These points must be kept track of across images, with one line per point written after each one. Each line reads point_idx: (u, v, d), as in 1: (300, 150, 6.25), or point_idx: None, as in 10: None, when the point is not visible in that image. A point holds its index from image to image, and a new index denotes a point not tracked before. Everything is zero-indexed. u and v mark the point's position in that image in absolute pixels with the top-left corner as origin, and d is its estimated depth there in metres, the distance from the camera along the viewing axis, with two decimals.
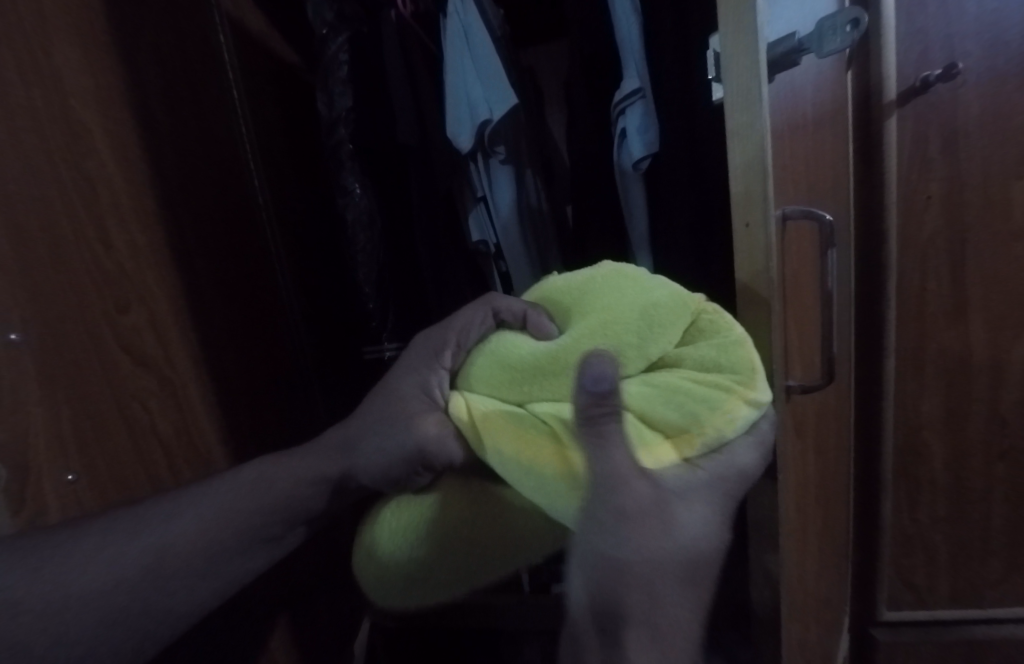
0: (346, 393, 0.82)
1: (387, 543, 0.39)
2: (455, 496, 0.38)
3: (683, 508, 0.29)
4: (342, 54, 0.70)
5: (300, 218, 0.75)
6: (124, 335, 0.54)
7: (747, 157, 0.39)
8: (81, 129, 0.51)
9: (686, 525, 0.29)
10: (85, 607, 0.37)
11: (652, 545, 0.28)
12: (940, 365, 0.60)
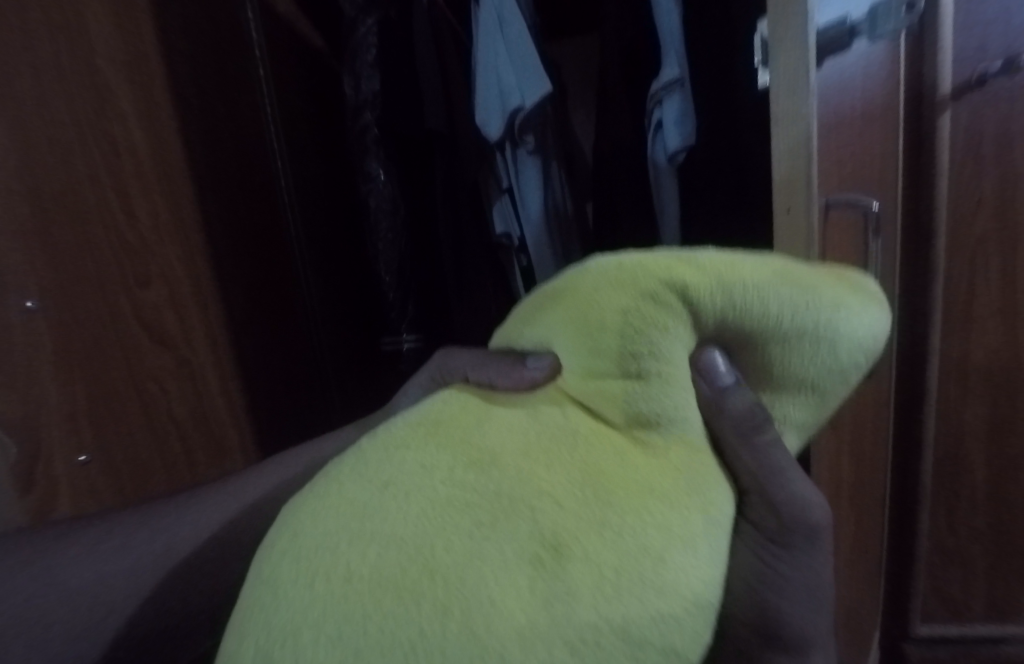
0: (356, 381, 0.78)
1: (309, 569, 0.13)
2: (417, 503, 0.14)
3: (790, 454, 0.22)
4: (371, 36, 0.67)
5: (321, 202, 0.73)
6: (143, 311, 0.54)
7: (791, 143, 0.35)
8: (107, 102, 0.51)
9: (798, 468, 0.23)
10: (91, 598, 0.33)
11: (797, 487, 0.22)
12: (986, 373, 0.58)
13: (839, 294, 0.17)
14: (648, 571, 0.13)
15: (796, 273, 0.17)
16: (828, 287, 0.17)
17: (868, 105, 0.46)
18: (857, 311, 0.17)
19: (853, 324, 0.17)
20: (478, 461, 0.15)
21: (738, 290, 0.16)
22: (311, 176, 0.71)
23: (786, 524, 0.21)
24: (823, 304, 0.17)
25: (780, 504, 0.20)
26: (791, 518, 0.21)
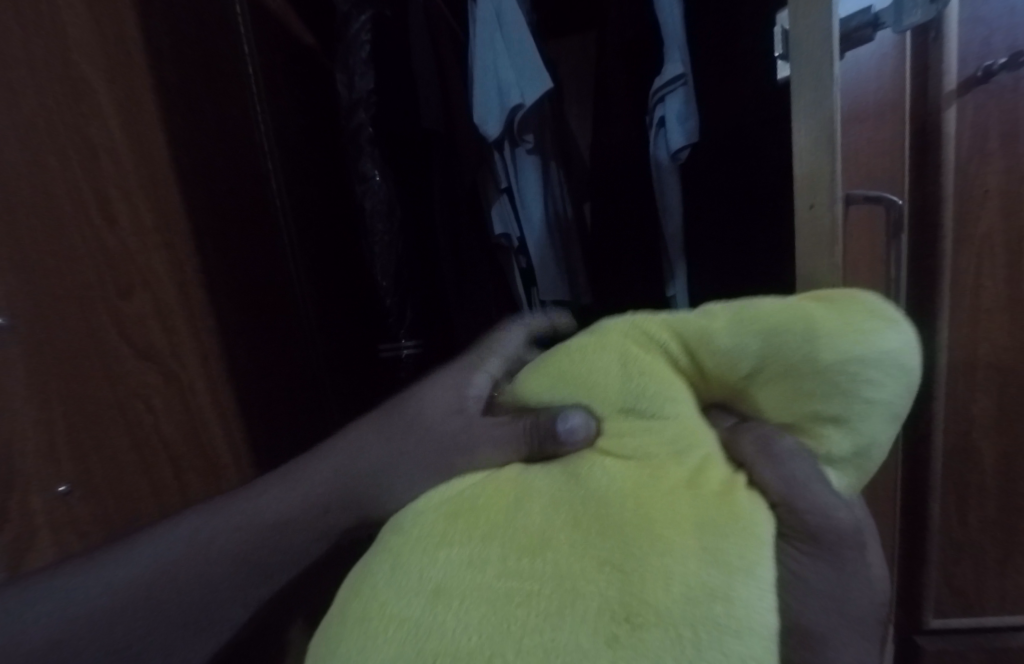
0: (353, 387, 0.76)
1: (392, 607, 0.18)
2: (478, 598, 0.17)
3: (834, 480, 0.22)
4: (364, 33, 0.65)
5: (314, 205, 0.71)
6: (127, 324, 0.50)
7: (815, 137, 0.30)
8: (87, 102, 0.48)
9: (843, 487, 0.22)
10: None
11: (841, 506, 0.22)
12: (994, 367, 0.58)
13: (852, 333, 0.20)
14: (716, 606, 0.16)
15: (771, 327, 0.20)
16: (844, 324, 0.20)
17: (878, 100, 0.46)
18: (836, 351, 0.20)
19: (829, 361, 0.20)
20: (527, 547, 0.18)
21: (720, 353, 0.21)
22: (303, 177, 0.69)
23: (824, 540, 0.21)
24: (800, 352, 0.20)
25: (830, 551, 0.21)
26: (830, 535, 0.21)
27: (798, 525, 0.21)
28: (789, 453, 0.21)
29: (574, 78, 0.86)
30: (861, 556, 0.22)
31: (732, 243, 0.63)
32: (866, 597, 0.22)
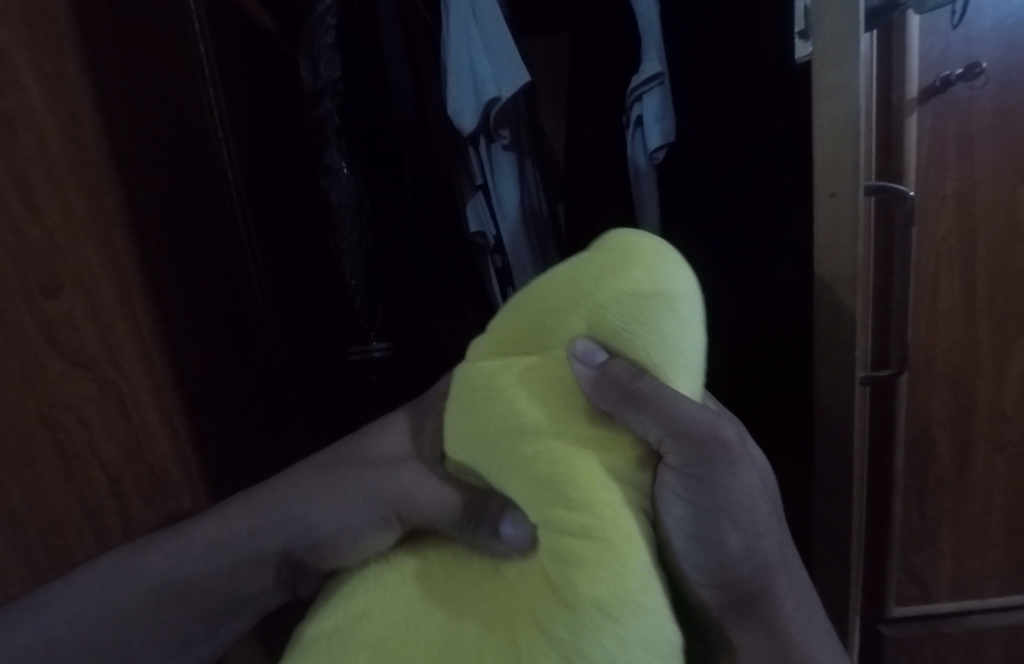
0: (316, 386, 0.73)
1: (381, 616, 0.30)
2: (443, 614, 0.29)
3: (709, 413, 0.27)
4: (331, 18, 0.61)
5: (270, 196, 0.66)
6: (52, 328, 0.43)
7: (839, 119, 0.35)
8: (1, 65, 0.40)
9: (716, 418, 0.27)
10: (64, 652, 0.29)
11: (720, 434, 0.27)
12: (950, 363, 0.61)
13: (618, 271, 0.27)
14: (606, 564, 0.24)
15: (574, 301, 0.28)
16: (610, 268, 0.27)
17: None
18: (622, 284, 0.26)
19: (624, 290, 0.26)
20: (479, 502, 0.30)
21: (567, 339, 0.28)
22: (260, 167, 0.64)
23: (700, 471, 0.26)
24: (604, 297, 0.27)
25: (717, 460, 0.26)
26: (702, 459, 0.26)
27: (681, 459, 0.26)
28: (648, 384, 0.26)
29: (543, 78, 0.85)
30: (741, 450, 0.27)
31: (713, 244, 0.63)
32: (758, 478, 0.28)
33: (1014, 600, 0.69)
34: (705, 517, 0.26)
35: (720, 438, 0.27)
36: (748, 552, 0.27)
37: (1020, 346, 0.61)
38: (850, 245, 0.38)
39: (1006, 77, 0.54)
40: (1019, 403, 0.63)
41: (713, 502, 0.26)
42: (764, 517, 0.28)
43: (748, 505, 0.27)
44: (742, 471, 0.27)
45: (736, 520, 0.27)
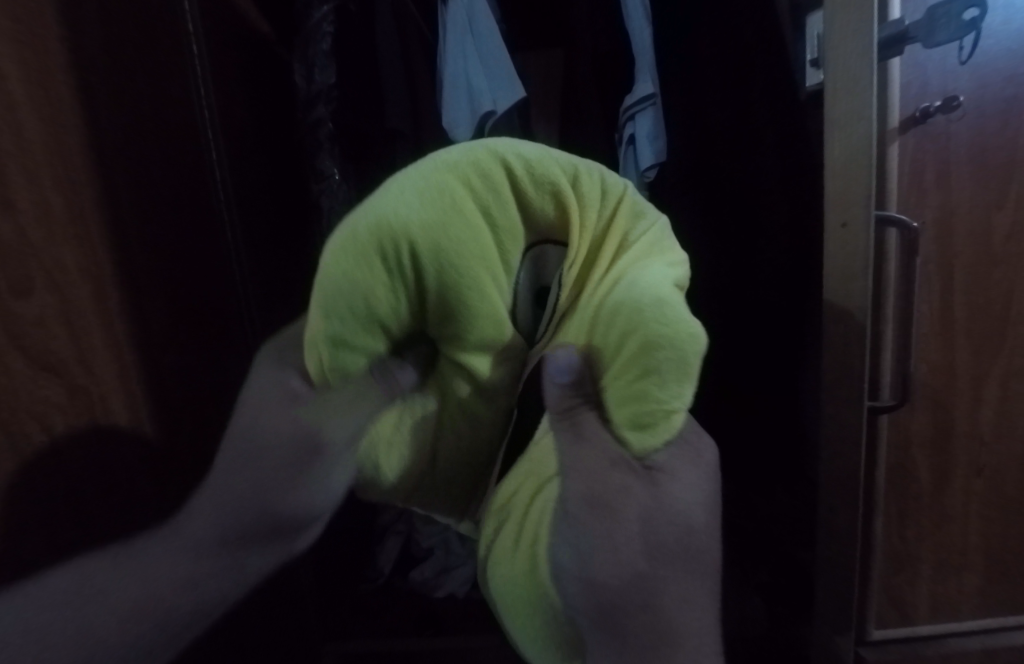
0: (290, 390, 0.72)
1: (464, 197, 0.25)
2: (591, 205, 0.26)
3: (653, 492, 0.27)
4: (326, 25, 0.62)
5: (263, 207, 0.68)
6: (20, 329, 0.40)
7: (854, 147, 0.35)
8: None
9: (657, 501, 0.27)
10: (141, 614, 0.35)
11: (642, 500, 0.27)
12: (928, 384, 0.63)
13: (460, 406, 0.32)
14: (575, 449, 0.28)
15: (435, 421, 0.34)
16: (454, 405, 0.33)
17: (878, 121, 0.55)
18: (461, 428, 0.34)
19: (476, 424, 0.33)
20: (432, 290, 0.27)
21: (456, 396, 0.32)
22: (248, 175, 0.65)
23: (593, 513, 0.26)
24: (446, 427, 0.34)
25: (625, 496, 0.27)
26: (608, 504, 0.26)
27: (618, 502, 0.27)
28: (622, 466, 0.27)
29: (535, 93, 0.86)
30: (674, 494, 0.28)
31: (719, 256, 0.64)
32: (664, 531, 0.28)
33: (990, 624, 0.70)
34: (592, 550, 0.26)
35: (639, 503, 0.27)
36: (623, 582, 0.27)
37: (992, 371, 0.62)
38: (862, 282, 0.37)
39: (980, 110, 0.56)
40: (995, 425, 0.64)
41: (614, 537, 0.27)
42: (660, 587, 0.28)
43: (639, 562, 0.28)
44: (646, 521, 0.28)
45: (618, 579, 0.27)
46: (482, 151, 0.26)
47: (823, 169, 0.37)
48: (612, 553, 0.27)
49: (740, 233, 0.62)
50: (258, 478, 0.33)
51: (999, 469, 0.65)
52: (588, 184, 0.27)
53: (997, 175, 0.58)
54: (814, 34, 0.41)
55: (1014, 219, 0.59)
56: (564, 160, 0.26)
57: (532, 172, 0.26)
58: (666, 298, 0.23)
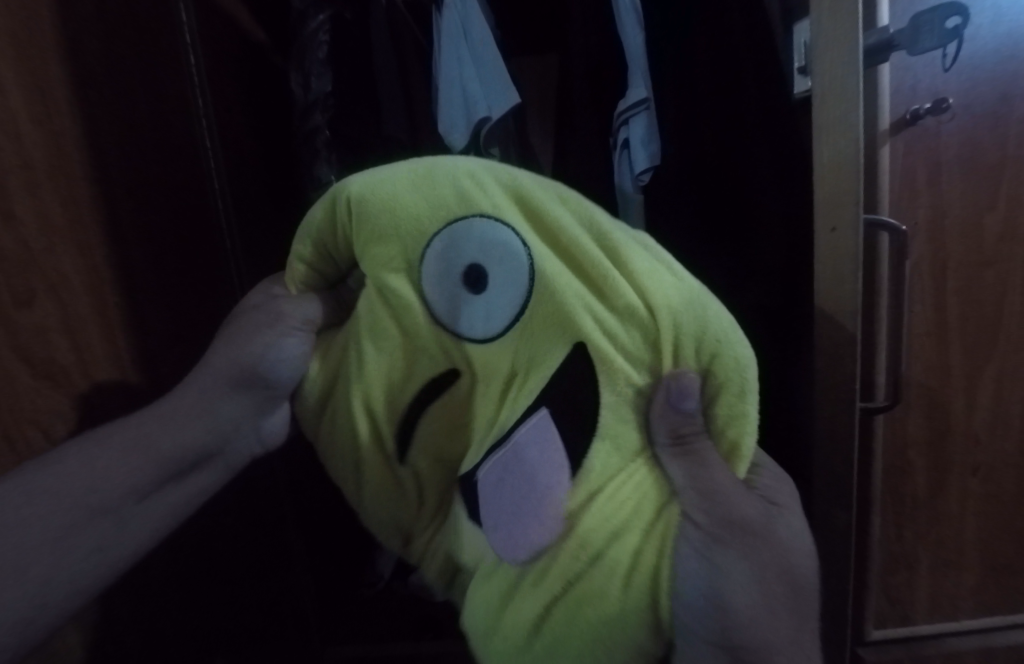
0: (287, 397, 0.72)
1: (418, 180, 0.33)
2: (557, 211, 0.32)
3: (779, 521, 0.32)
4: (323, 34, 0.63)
5: (260, 214, 0.68)
6: (25, 340, 0.41)
7: (839, 155, 0.36)
8: None
9: (784, 531, 0.31)
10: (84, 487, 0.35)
11: (775, 528, 0.31)
12: (924, 385, 0.63)
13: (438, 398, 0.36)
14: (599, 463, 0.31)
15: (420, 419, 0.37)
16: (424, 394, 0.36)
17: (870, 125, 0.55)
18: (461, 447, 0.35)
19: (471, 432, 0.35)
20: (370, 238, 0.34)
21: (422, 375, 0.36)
22: (246, 184, 0.65)
23: (728, 529, 0.29)
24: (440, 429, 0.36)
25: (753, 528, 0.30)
26: (740, 523, 0.30)
27: (743, 520, 0.30)
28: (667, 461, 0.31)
29: (531, 97, 0.87)
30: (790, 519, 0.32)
31: (717, 261, 0.64)
32: (794, 554, 0.31)
33: (990, 623, 0.70)
34: (738, 569, 0.29)
35: (774, 530, 0.31)
36: (769, 611, 0.29)
37: (987, 370, 0.63)
38: (851, 286, 0.38)
39: (970, 112, 0.57)
40: (990, 424, 0.65)
41: (757, 554, 0.30)
42: (792, 613, 0.30)
43: (778, 574, 0.30)
44: (775, 536, 0.31)
45: (767, 595, 0.29)
46: (454, 160, 0.34)
47: (813, 176, 0.37)
48: (759, 572, 0.29)
49: (735, 238, 0.63)
50: (229, 344, 0.37)
51: (995, 468, 0.66)
52: (552, 198, 0.33)
53: (988, 176, 0.58)
54: (801, 43, 0.41)
55: (1005, 220, 0.59)
56: (523, 177, 0.33)
57: (481, 172, 0.33)
58: (732, 327, 0.31)
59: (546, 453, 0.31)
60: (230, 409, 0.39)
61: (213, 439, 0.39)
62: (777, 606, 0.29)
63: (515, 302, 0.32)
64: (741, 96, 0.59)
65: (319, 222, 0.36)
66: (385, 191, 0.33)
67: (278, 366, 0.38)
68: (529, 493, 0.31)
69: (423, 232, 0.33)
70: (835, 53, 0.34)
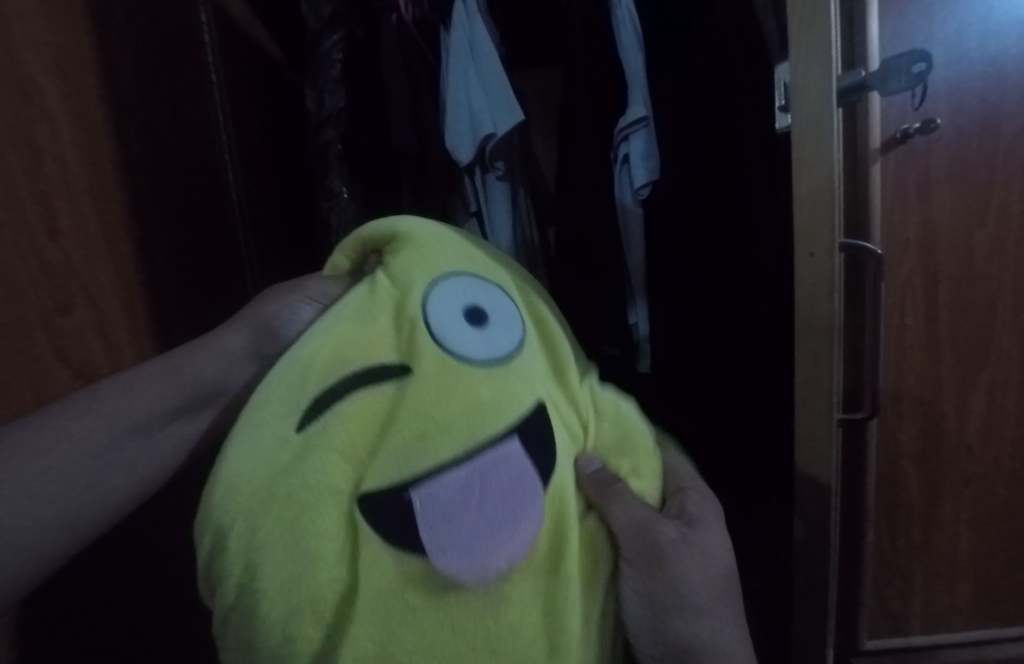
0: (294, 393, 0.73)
1: (466, 246, 0.37)
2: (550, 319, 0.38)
3: (701, 535, 0.33)
4: (336, 53, 0.67)
5: (274, 224, 0.71)
6: (65, 343, 0.44)
7: (818, 183, 0.37)
8: (34, 94, 0.42)
9: (708, 545, 0.33)
10: (94, 425, 0.32)
11: (702, 547, 0.32)
12: (917, 396, 0.64)
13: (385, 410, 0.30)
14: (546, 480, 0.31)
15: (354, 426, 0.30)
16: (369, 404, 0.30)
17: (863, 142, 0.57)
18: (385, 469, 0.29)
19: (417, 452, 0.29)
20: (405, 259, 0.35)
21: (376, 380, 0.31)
22: (262, 194, 0.68)
23: (653, 560, 0.31)
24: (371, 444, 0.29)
25: (682, 548, 0.32)
26: (666, 555, 0.31)
27: (666, 552, 0.31)
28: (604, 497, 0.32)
29: (534, 110, 0.89)
30: (710, 531, 0.33)
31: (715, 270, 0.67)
32: (718, 569, 0.32)
33: (986, 636, 0.71)
34: (674, 605, 0.31)
35: (702, 550, 0.32)
36: (703, 635, 0.31)
37: (980, 382, 0.64)
38: (829, 305, 0.40)
39: (959, 131, 0.59)
40: (983, 435, 0.66)
41: (688, 585, 0.31)
42: (719, 634, 0.31)
43: (708, 594, 0.32)
44: (700, 552, 0.32)
45: (701, 626, 0.31)
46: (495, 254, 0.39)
47: (792, 199, 0.39)
48: (694, 608, 0.31)
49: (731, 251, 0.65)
50: (265, 306, 0.37)
51: (988, 480, 0.67)
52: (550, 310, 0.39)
53: (978, 193, 0.60)
54: (781, 82, 0.44)
55: (995, 236, 0.61)
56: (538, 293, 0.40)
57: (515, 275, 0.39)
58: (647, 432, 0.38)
59: (527, 480, 0.30)
60: (230, 349, 0.36)
61: (210, 376, 0.35)
62: (710, 640, 0.31)
63: (510, 349, 0.33)
64: (739, 115, 0.61)
65: (377, 228, 0.37)
66: (443, 236, 0.36)
67: (289, 318, 0.36)
68: (502, 524, 0.28)
69: (448, 271, 0.34)
70: (812, 86, 0.36)
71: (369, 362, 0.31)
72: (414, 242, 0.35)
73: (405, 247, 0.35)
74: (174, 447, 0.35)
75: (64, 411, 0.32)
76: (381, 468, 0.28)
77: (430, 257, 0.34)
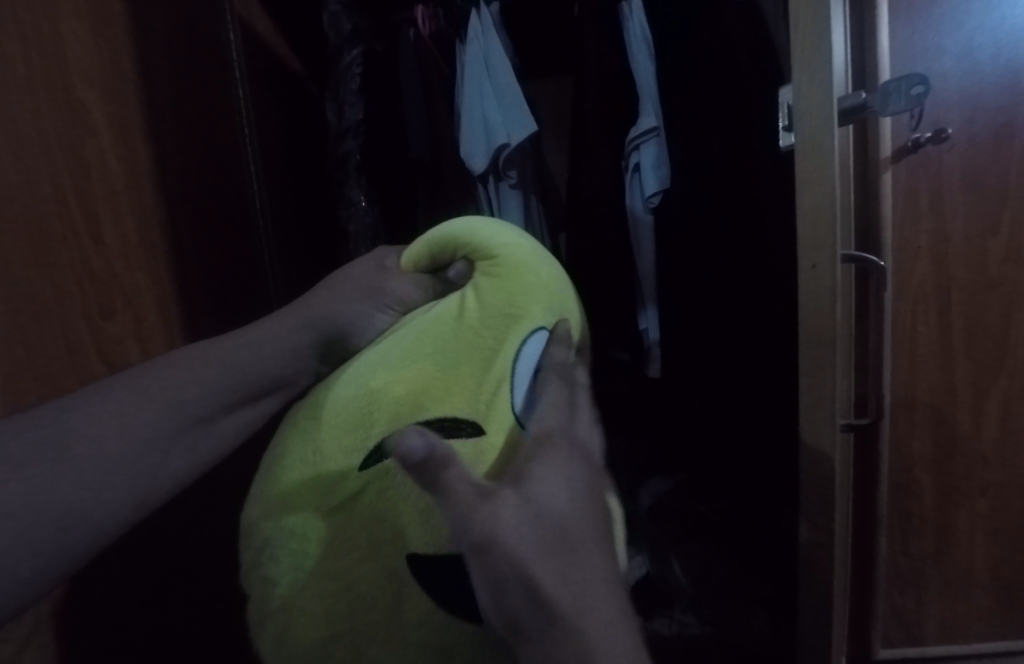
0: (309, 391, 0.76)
1: (558, 293, 0.34)
2: None
3: (532, 489, 0.23)
4: (356, 67, 0.69)
5: (294, 230, 0.73)
6: (106, 345, 0.47)
7: (820, 199, 0.38)
8: (80, 112, 0.45)
9: (542, 498, 0.23)
10: (157, 413, 0.32)
11: (532, 504, 0.22)
12: (930, 403, 0.64)
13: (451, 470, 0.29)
14: None
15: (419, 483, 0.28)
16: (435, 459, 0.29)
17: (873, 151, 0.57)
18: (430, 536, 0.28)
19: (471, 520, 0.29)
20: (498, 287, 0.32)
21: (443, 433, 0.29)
22: (283, 204, 0.70)
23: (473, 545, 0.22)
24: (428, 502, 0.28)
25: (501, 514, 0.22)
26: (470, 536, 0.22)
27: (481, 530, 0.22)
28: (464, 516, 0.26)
29: (547, 118, 0.91)
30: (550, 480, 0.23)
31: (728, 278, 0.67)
32: (561, 522, 0.22)
33: (1002, 647, 0.70)
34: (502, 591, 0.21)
35: (530, 507, 0.22)
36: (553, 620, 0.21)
37: (994, 389, 0.64)
38: (831, 313, 0.40)
39: (971, 139, 0.59)
40: (999, 444, 0.65)
41: (510, 559, 0.21)
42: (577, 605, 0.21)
43: (551, 561, 0.21)
44: (522, 511, 0.22)
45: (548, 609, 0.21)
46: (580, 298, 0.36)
47: (795, 214, 0.40)
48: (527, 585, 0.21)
49: (741, 259, 0.66)
50: (332, 300, 0.36)
51: (1005, 489, 0.66)
52: None
53: (991, 201, 0.60)
54: (785, 104, 0.44)
55: (1009, 244, 0.61)
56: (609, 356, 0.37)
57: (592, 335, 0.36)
58: None
59: None
60: (296, 342, 0.36)
61: (274, 370, 0.36)
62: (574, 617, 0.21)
63: None
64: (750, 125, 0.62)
65: (473, 236, 0.34)
66: (542, 271, 0.33)
67: (364, 323, 0.36)
68: None
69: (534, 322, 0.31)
70: (815, 98, 0.37)
71: (443, 412, 0.30)
72: (512, 273, 0.32)
73: (498, 272, 0.32)
74: (234, 433, 0.35)
75: (128, 392, 0.32)
76: (433, 532, 0.27)
77: (519, 297, 0.32)
